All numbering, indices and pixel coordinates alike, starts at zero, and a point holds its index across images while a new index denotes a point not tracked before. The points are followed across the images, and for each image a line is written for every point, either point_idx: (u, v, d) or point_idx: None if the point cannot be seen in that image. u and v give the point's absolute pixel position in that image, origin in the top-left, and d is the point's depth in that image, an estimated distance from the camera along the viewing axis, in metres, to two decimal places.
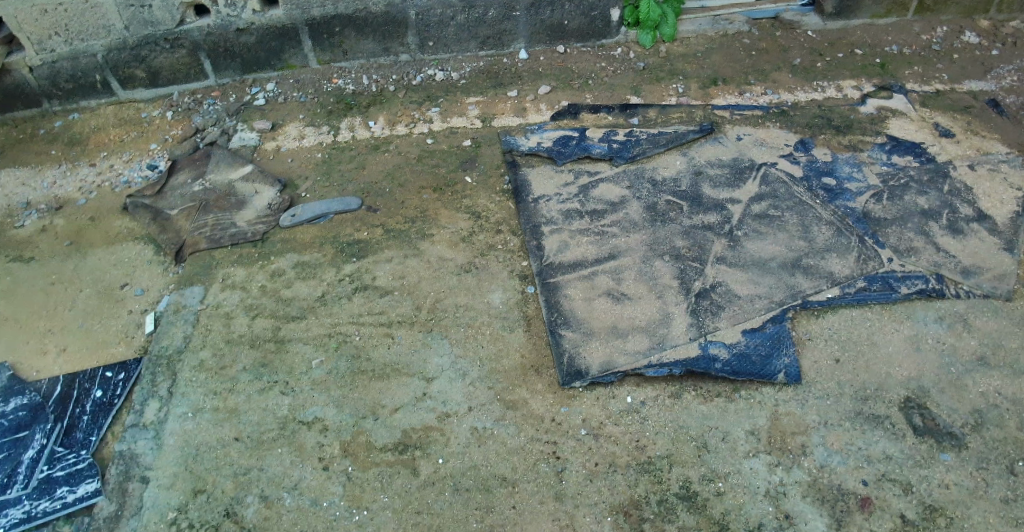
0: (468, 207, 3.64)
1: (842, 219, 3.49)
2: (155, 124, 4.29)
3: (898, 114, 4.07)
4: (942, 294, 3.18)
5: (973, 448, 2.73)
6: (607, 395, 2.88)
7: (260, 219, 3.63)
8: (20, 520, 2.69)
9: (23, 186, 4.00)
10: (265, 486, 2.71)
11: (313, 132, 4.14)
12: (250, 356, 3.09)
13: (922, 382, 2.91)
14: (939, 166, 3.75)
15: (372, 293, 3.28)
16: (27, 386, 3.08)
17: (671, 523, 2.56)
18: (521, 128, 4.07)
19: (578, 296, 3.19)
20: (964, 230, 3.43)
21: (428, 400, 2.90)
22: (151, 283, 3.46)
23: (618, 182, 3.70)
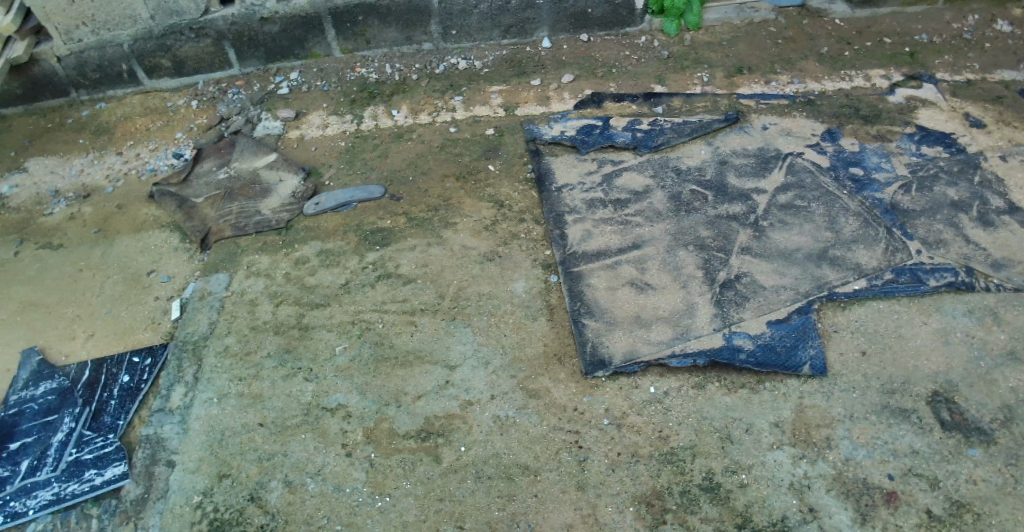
0: (491, 196, 3.63)
1: (869, 210, 3.44)
2: (180, 113, 4.33)
3: (927, 104, 3.99)
4: (972, 287, 3.13)
5: (1003, 444, 2.68)
6: (630, 385, 2.87)
7: (284, 207, 3.66)
8: (50, 501, 2.74)
9: (51, 174, 4.06)
10: (289, 471, 2.73)
11: (336, 120, 4.16)
12: (275, 343, 3.12)
13: (950, 376, 2.87)
14: (970, 157, 3.67)
15: (395, 281, 3.29)
16: (56, 371, 3.14)
17: (694, 514, 2.54)
18: (544, 117, 4.05)
19: (601, 285, 3.17)
20: (995, 222, 3.36)
21: (451, 388, 2.91)
22: (177, 270, 3.50)
23: (642, 171, 3.67)
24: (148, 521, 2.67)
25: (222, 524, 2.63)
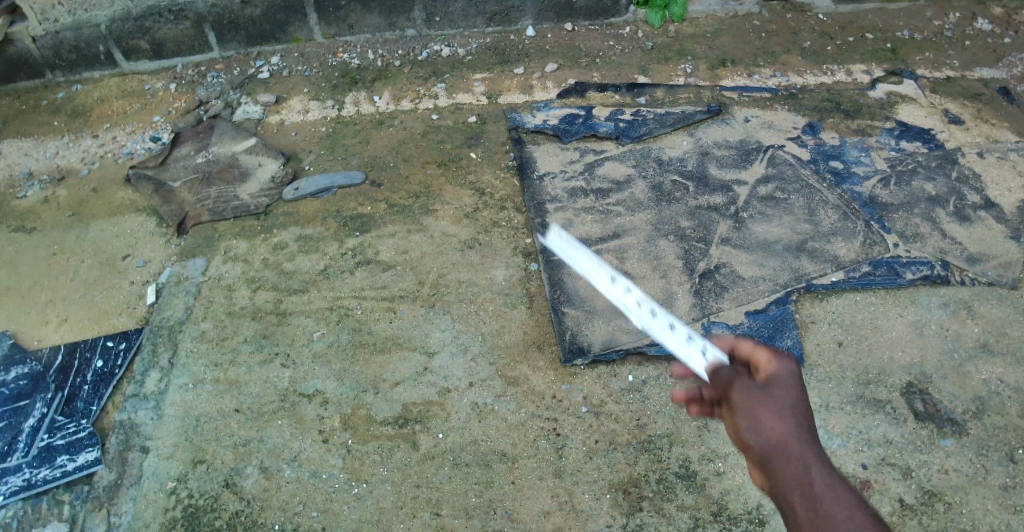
0: (473, 183, 3.62)
1: (848, 203, 3.47)
2: (158, 96, 4.27)
3: (907, 99, 4.03)
4: (947, 281, 3.17)
5: (974, 435, 2.73)
6: (609, 373, 2.87)
7: (263, 192, 3.62)
8: (20, 487, 2.70)
9: (25, 156, 3.98)
10: (265, 457, 2.71)
11: (318, 105, 4.11)
12: (252, 328, 3.09)
13: (924, 367, 2.91)
14: (948, 153, 3.72)
15: (374, 268, 3.27)
16: (28, 355, 3.08)
17: (670, 502, 2.55)
18: (527, 106, 4.04)
19: (582, 274, 3.17)
20: (971, 217, 3.40)
21: (430, 374, 2.90)
22: (154, 255, 3.46)
23: (624, 161, 3.68)
24: (121, 507, 2.64)
25: (196, 510, 2.61)
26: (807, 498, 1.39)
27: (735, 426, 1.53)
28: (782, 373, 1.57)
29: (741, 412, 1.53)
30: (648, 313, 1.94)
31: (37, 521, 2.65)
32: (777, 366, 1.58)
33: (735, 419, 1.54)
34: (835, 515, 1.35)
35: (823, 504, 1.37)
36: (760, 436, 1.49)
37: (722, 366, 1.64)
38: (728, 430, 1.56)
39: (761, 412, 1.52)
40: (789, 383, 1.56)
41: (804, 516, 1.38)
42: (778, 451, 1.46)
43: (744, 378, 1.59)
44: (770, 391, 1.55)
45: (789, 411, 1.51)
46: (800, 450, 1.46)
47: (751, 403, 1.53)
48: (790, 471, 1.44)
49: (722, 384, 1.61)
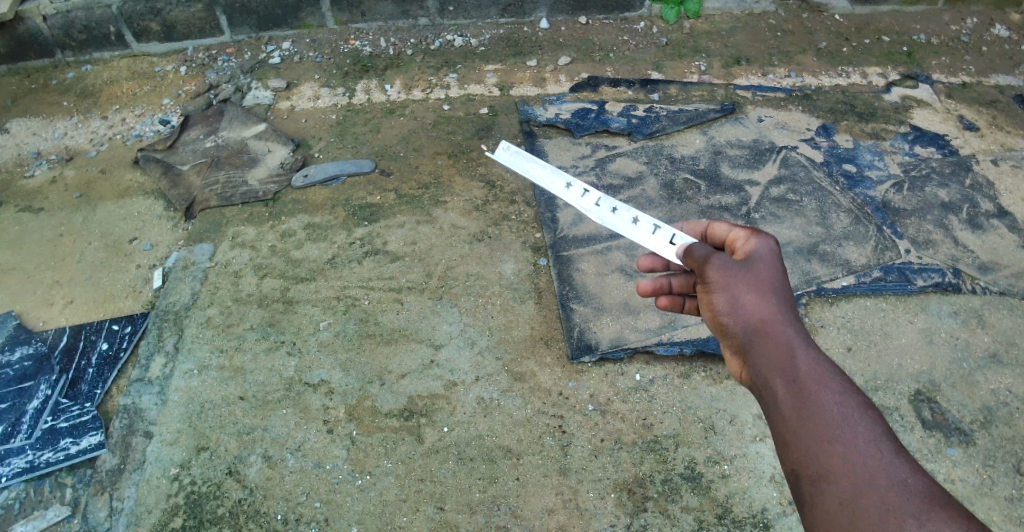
0: (483, 175, 3.59)
1: (861, 207, 3.44)
2: (168, 79, 4.24)
3: (922, 104, 3.99)
4: (958, 289, 3.14)
5: (981, 445, 2.70)
6: (616, 371, 2.85)
7: (272, 178, 3.59)
8: (23, 469, 2.69)
9: (33, 135, 3.96)
10: (269, 446, 2.70)
11: (328, 92, 4.08)
12: (258, 316, 3.07)
13: (933, 375, 2.88)
14: (962, 159, 3.68)
15: (382, 258, 3.25)
16: (33, 336, 3.07)
17: (675, 503, 2.54)
18: (539, 99, 4.00)
19: (591, 271, 3.15)
20: (984, 225, 3.37)
21: (436, 368, 2.88)
22: (161, 239, 3.44)
23: (636, 158, 3.65)
24: (123, 492, 2.63)
25: (199, 497, 2.60)
26: (781, 366, 1.63)
27: (714, 304, 1.77)
28: (757, 251, 1.81)
29: (718, 292, 1.77)
30: (608, 210, 2.54)
31: (39, 504, 2.63)
32: (752, 246, 1.82)
33: (713, 300, 1.78)
34: (809, 383, 1.58)
35: (798, 371, 1.61)
36: (739, 315, 1.72)
37: (698, 248, 1.89)
38: (708, 309, 1.80)
39: (737, 290, 1.75)
40: (764, 259, 1.78)
41: (780, 382, 1.62)
42: (754, 324, 1.70)
43: (722, 256, 1.82)
44: (748, 269, 1.77)
45: (764, 287, 1.73)
46: (776, 324, 1.68)
47: (728, 282, 1.77)
48: (766, 342, 1.67)
49: (701, 265, 1.85)
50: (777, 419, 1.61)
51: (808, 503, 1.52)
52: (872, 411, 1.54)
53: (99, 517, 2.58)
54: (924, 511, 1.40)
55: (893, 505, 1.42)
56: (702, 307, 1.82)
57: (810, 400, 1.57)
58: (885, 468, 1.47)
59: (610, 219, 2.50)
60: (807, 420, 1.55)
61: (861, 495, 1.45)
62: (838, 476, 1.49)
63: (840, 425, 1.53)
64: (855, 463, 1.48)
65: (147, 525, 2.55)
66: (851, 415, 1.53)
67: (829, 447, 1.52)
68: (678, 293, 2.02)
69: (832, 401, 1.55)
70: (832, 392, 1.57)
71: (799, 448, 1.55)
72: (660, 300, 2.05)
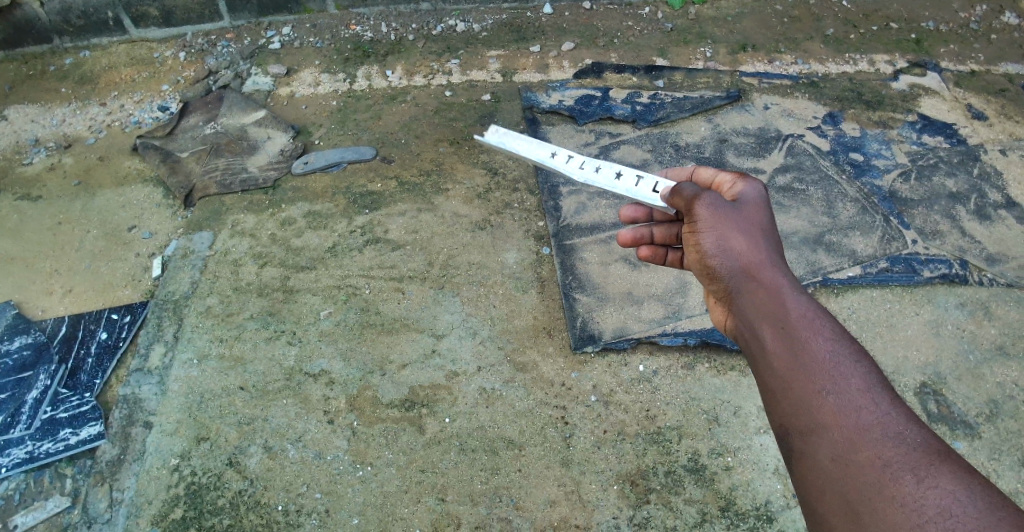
0: (486, 162, 3.55)
1: (867, 196, 3.40)
2: (167, 64, 4.19)
3: (930, 92, 3.94)
4: (965, 280, 3.10)
5: (986, 438, 2.68)
6: (619, 362, 2.82)
7: (272, 165, 3.56)
8: (23, 460, 2.67)
9: (31, 122, 3.92)
10: (269, 436, 2.68)
11: (329, 79, 4.03)
12: (258, 305, 3.04)
13: (939, 368, 2.85)
14: (970, 149, 3.63)
15: (384, 247, 3.21)
16: (33, 325, 3.05)
17: (678, 495, 2.51)
18: (543, 85, 3.95)
19: (594, 260, 3.12)
20: (991, 216, 3.33)
21: (437, 357, 2.85)
22: (160, 227, 3.40)
23: (640, 145, 3.60)
24: (123, 483, 2.61)
25: (199, 488, 2.58)
26: (771, 312, 1.68)
27: (701, 246, 1.88)
28: (744, 198, 1.95)
29: (706, 232, 1.88)
30: (591, 169, 2.55)
31: (39, 494, 2.61)
32: (739, 192, 1.97)
33: (701, 241, 1.88)
34: (801, 331, 1.62)
35: (789, 318, 1.65)
36: (728, 257, 1.82)
37: (688, 187, 2.00)
38: (696, 251, 1.90)
39: (725, 232, 1.86)
40: (752, 206, 1.92)
41: (770, 329, 1.66)
42: (743, 268, 1.79)
43: (710, 196, 1.94)
44: (736, 213, 1.89)
45: (753, 233, 1.85)
46: (764, 270, 1.77)
47: (717, 224, 1.88)
48: (755, 288, 1.74)
49: (689, 208, 1.97)
50: (766, 368, 1.64)
51: (800, 457, 1.52)
52: (866, 361, 1.55)
53: (99, 509, 2.56)
54: (924, 466, 1.39)
55: (889, 457, 1.42)
56: (691, 250, 1.92)
57: (802, 350, 1.59)
58: (880, 421, 1.46)
59: (592, 178, 2.51)
60: (799, 369, 1.57)
61: (856, 448, 1.45)
62: (831, 428, 1.49)
63: (833, 376, 1.54)
64: (848, 416, 1.48)
65: (147, 516, 2.53)
66: (843, 363, 1.55)
67: (821, 398, 1.52)
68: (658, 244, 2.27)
69: (824, 351, 1.57)
70: (825, 343, 1.58)
71: (791, 398, 1.56)
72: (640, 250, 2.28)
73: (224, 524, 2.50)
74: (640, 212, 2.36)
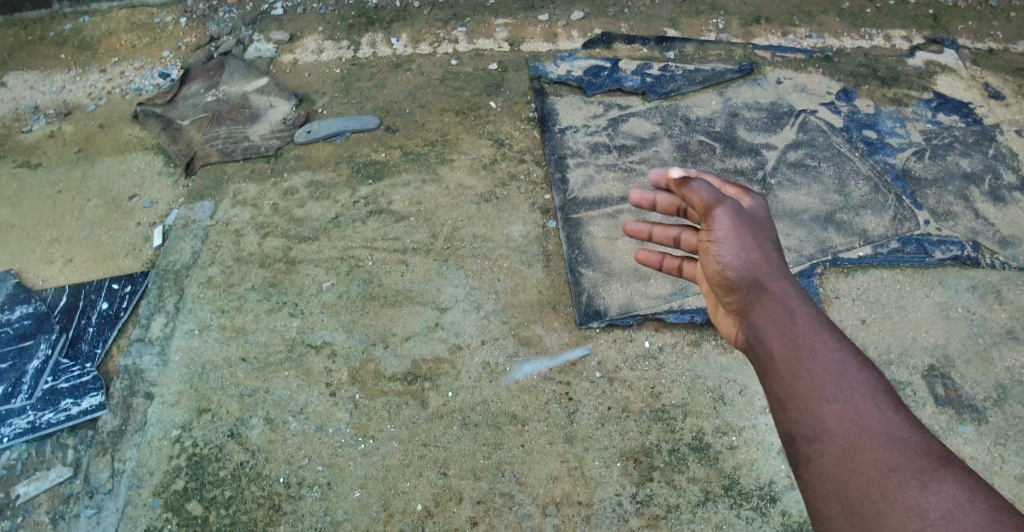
0: (492, 133, 3.48)
1: (880, 174, 3.33)
2: (168, 30, 4.11)
3: (946, 70, 3.85)
4: (977, 262, 3.05)
5: (993, 423, 2.64)
6: (625, 338, 2.79)
7: (275, 134, 3.50)
8: (24, 430, 2.66)
9: (31, 89, 3.85)
10: (270, 408, 2.65)
11: (332, 46, 3.95)
12: (260, 276, 3.00)
13: (948, 350, 2.81)
14: (986, 129, 3.55)
15: (387, 218, 3.16)
16: (33, 295, 3.02)
17: (682, 474, 2.49)
18: (551, 55, 3.87)
19: (601, 234, 3.07)
20: (1006, 198, 3.27)
21: (440, 330, 2.82)
22: (161, 196, 3.35)
23: (649, 118, 3.53)
24: (124, 454, 2.59)
25: (200, 459, 2.56)
26: (781, 322, 1.67)
27: (719, 256, 1.77)
28: (754, 211, 1.85)
29: (725, 244, 1.77)
30: None
31: (41, 464, 2.59)
32: (749, 205, 1.86)
33: (719, 251, 1.77)
34: (809, 341, 1.61)
35: (797, 328, 1.64)
36: (742, 267, 1.75)
37: (702, 188, 1.82)
38: (709, 259, 1.79)
39: (743, 244, 1.77)
40: (763, 222, 1.84)
41: (777, 338, 1.65)
42: (756, 278, 1.74)
43: (729, 205, 1.81)
44: (751, 225, 1.80)
45: (764, 243, 1.79)
46: (776, 281, 1.73)
47: (733, 234, 1.78)
48: (765, 300, 1.71)
49: (704, 212, 1.81)
50: (771, 376, 1.61)
51: (806, 465, 1.48)
52: (872, 372, 1.55)
53: (100, 479, 2.54)
54: (928, 472, 1.37)
55: (894, 463, 1.40)
56: (702, 259, 1.81)
57: (809, 357, 1.58)
58: (886, 428, 1.45)
59: None
60: (806, 376, 1.56)
61: (861, 452, 1.43)
62: (837, 432, 1.47)
63: (840, 382, 1.53)
64: (855, 421, 1.47)
65: (148, 487, 2.51)
66: (849, 372, 1.54)
67: (827, 405, 1.50)
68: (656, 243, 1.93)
69: (831, 361, 1.56)
70: (832, 351, 1.58)
71: (797, 404, 1.54)
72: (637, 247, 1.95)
73: (225, 496, 2.48)
74: (648, 201, 1.95)
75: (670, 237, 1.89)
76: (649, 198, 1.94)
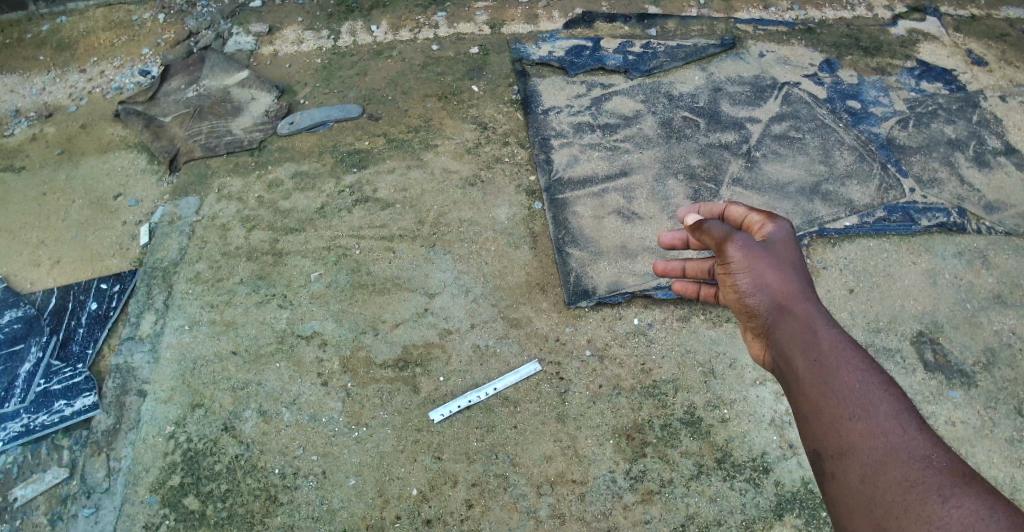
0: (475, 117, 3.47)
1: (864, 144, 3.34)
2: (146, 27, 4.08)
3: (929, 37, 3.84)
4: (963, 228, 3.06)
5: (983, 387, 2.65)
6: (614, 316, 2.79)
7: (257, 127, 3.48)
8: (19, 433, 2.64)
9: (10, 92, 3.81)
10: (263, 400, 2.65)
11: (312, 36, 3.93)
12: (248, 269, 3.00)
13: (936, 317, 2.81)
14: (970, 95, 3.55)
15: (373, 206, 3.16)
16: (22, 298, 3.00)
17: (674, 448, 2.50)
18: (532, 36, 3.85)
19: (587, 214, 3.08)
20: (990, 163, 3.28)
21: (430, 316, 2.82)
22: (146, 194, 3.33)
23: (632, 96, 3.53)
24: (120, 452, 2.59)
25: (195, 454, 2.56)
26: (803, 341, 1.60)
27: (737, 285, 1.71)
28: (773, 236, 1.75)
29: (741, 274, 1.71)
30: None
31: (37, 466, 2.58)
32: (768, 230, 1.76)
33: (736, 280, 1.71)
34: (831, 359, 1.55)
35: (820, 346, 1.58)
36: (762, 296, 1.68)
37: (714, 223, 1.77)
38: (729, 290, 1.74)
39: (759, 270, 1.70)
40: (783, 245, 1.74)
41: (800, 358, 1.59)
42: (777, 301, 1.67)
43: (742, 236, 1.74)
44: (767, 251, 1.72)
45: (785, 266, 1.71)
46: (798, 302, 1.66)
47: (750, 262, 1.71)
48: (787, 321, 1.64)
49: (718, 246, 1.76)
50: (796, 394, 1.57)
51: (831, 482, 1.47)
52: (895, 388, 1.49)
53: (96, 478, 2.54)
54: (949, 485, 1.35)
55: (916, 480, 1.37)
56: (723, 289, 1.76)
57: (831, 376, 1.53)
58: (909, 444, 1.42)
59: None
60: (829, 395, 1.51)
61: (883, 469, 1.40)
62: (861, 450, 1.44)
63: (862, 401, 1.48)
64: (878, 439, 1.43)
65: (145, 484, 2.52)
66: (873, 390, 1.49)
67: (850, 423, 1.47)
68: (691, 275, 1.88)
69: (855, 378, 1.51)
70: (854, 369, 1.52)
71: (821, 423, 1.50)
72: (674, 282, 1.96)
73: (222, 489, 2.48)
74: (681, 241, 1.95)
75: (705, 270, 1.83)
76: (679, 238, 1.94)
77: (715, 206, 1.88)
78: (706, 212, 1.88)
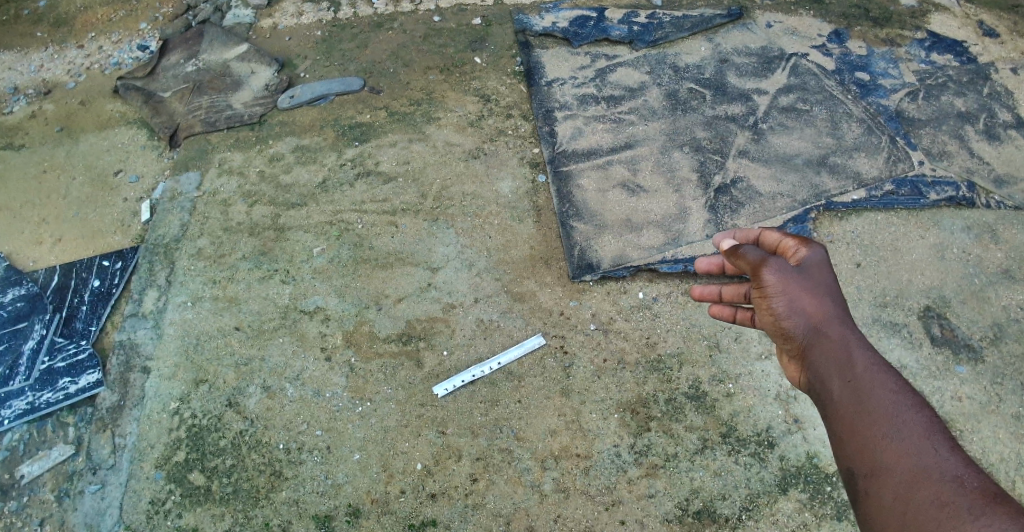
0: (478, 89, 3.42)
1: (873, 116, 3.28)
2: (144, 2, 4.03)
3: (939, 8, 3.77)
4: (972, 203, 3.01)
5: (990, 362, 2.62)
6: (618, 290, 2.77)
7: (257, 101, 3.45)
8: (24, 410, 2.64)
9: (8, 70, 3.77)
10: (267, 376, 2.65)
11: (312, 8, 3.87)
12: (250, 245, 2.98)
13: (943, 291, 2.78)
14: (980, 67, 3.49)
15: (375, 180, 3.13)
16: (24, 276, 2.98)
17: (679, 423, 2.49)
18: (536, 7, 3.79)
19: (591, 186, 3.05)
20: (1001, 136, 3.22)
21: (433, 290, 2.81)
22: (146, 169, 3.31)
23: (637, 67, 3.48)
24: (125, 428, 2.59)
25: (200, 430, 2.56)
26: (838, 363, 1.46)
27: (772, 308, 1.56)
28: (808, 261, 1.58)
29: (777, 297, 1.55)
30: None
31: (43, 444, 2.58)
32: (802, 255, 1.59)
33: (772, 304, 1.56)
34: (866, 380, 1.42)
35: (853, 367, 1.44)
36: (799, 322, 1.53)
37: (748, 248, 1.62)
38: (764, 313, 1.58)
39: (796, 294, 1.54)
40: (820, 272, 1.57)
41: (835, 379, 1.45)
42: (812, 326, 1.52)
43: (778, 260, 1.58)
44: (802, 275, 1.56)
45: (821, 291, 1.55)
46: (835, 326, 1.51)
47: (785, 286, 1.55)
48: (822, 345, 1.50)
49: (753, 271, 1.60)
50: (829, 417, 1.44)
51: (865, 502, 1.33)
52: (930, 410, 1.35)
53: (102, 455, 2.54)
54: (981, 504, 1.20)
55: (948, 498, 1.23)
56: (758, 312, 1.60)
57: (865, 395, 1.40)
58: (941, 463, 1.27)
59: None
60: (863, 414, 1.38)
61: (915, 487, 1.26)
62: (894, 467, 1.30)
63: (895, 420, 1.35)
64: (911, 457, 1.29)
65: (150, 460, 2.52)
66: (905, 411, 1.35)
67: (883, 442, 1.33)
68: (728, 301, 1.73)
69: (888, 398, 1.38)
70: (888, 389, 1.39)
71: (854, 442, 1.37)
72: (710, 309, 1.77)
73: (227, 465, 2.48)
74: (717, 267, 1.79)
75: (741, 294, 1.69)
76: (716, 263, 1.78)
77: (750, 230, 1.71)
78: (740, 238, 1.71)
